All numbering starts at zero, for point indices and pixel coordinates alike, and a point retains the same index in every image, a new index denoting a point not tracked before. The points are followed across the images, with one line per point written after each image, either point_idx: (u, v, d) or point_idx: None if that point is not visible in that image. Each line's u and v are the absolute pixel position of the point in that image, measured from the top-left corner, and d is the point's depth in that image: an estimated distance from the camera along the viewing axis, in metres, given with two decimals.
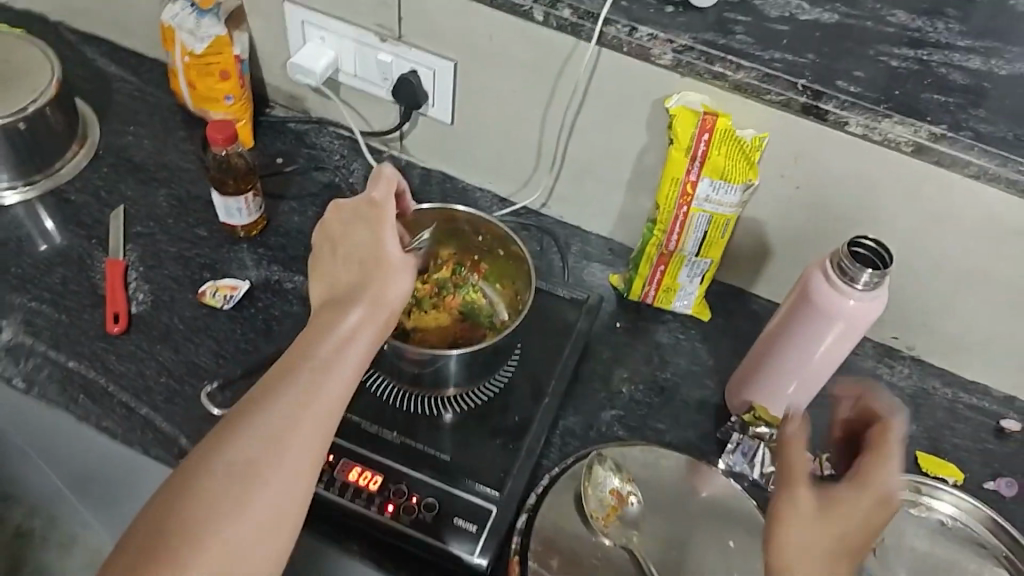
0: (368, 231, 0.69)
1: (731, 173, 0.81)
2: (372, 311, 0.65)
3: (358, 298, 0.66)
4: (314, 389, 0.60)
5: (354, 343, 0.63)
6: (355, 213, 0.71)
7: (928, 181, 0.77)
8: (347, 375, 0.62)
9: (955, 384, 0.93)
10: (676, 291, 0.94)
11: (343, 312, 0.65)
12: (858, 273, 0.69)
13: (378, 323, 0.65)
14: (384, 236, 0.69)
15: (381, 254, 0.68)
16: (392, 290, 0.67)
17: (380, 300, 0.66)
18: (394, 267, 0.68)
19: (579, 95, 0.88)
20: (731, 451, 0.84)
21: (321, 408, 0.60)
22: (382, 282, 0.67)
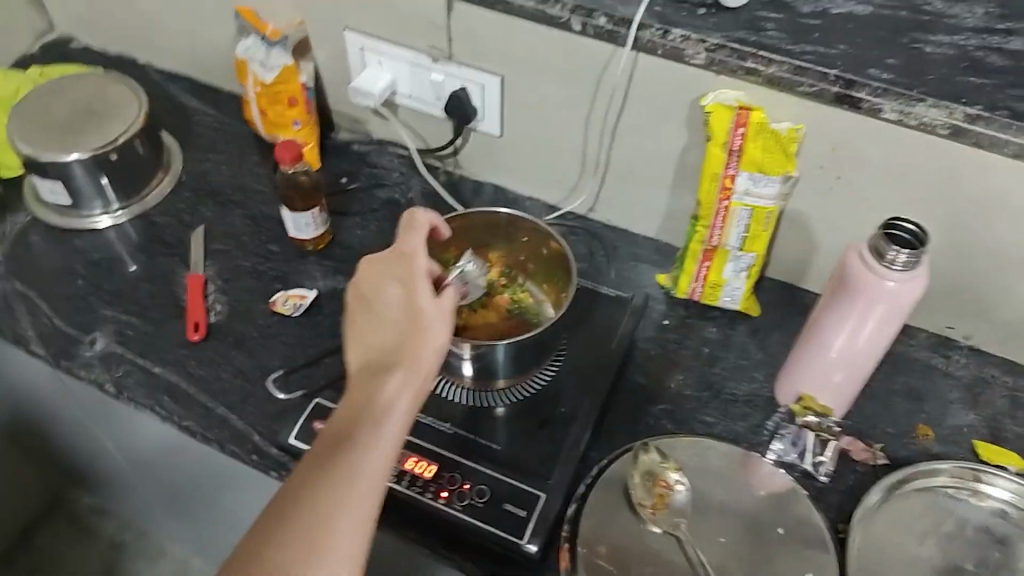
0: (400, 287, 0.73)
1: (768, 166, 0.83)
2: (411, 369, 0.68)
3: (398, 358, 0.68)
4: (360, 456, 0.61)
5: (397, 406, 0.65)
6: (386, 270, 0.75)
7: (969, 164, 0.77)
8: (393, 439, 0.63)
9: (1017, 373, 0.91)
10: (723, 287, 0.96)
11: (383, 374, 0.67)
12: (896, 253, 0.70)
13: (418, 378, 0.67)
14: (416, 292, 0.72)
15: (416, 309, 0.71)
16: (429, 345, 0.69)
17: (418, 357, 0.68)
18: (431, 319, 0.71)
19: (619, 99, 0.92)
20: (779, 440, 0.86)
21: (370, 474, 0.61)
22: (420, 339, 0.69)
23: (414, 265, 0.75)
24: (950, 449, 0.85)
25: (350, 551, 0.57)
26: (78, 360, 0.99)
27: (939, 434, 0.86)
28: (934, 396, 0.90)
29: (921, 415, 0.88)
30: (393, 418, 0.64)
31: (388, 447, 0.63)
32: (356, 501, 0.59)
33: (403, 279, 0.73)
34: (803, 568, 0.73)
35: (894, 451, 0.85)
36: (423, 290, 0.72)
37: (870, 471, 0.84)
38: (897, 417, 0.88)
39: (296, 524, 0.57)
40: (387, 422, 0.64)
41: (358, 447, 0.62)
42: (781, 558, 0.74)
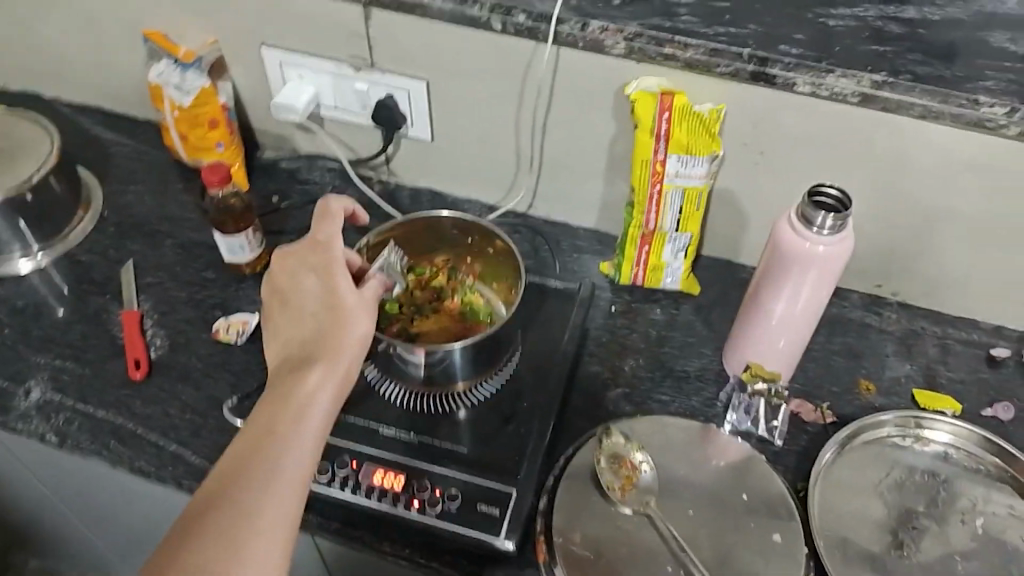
0: (319, 279, 0.72)
1: (695, 147, 0.85)
2: (332, 363, 0.67)
3: (317, 352, 0.68)
4: (279, 455, 0.61)
5: (318, 400, 0.65)
6: (302, 261, 0.74)
7: (881, 128, 0.81)
8: (314, 434, 0.64)
9: (943, 321, 0.96)
10: (664, 269, 0.98)
11: (303, 369, 0.67)
12: (823, 218, 0.73)
13: (341, 371, 0.67)
14: (333, 283, 0.71)
15: (335, 300, 0.71)
16: (350, 336, 0.69)
17: (339, 348, 0.68)
18: (351, 311, 0.70)
19: (544, 94, 0.93)
20: (735, 411, 0.88)
21: (290, 472, 0.61)
22: (339, 332, 0.69)
23: (330, 255, 0.73)
24: (890, 401, 0.90)
25: (271, 552, 0.57)
26: (13, 413, 0.94)
27: (880, 387, 0.91)
28: (871, 352, 0.94)
29: (860, 371, 0.92)
30: (314, 413, 0.64)
31: (309, 443, 0.63)
32: (275, 502, 0.59)
33: (320, 270, 0.73)
34: (770, 529, 0.76)
35: (839, 408, 0.89)
36: (342, 279, 0.71)
37: (820, 430, 0.87)
38: (838, 376, 0.92)
39: (213, 527, 0.57)
40: (308, 419, 0.64)
41: (276, 444, 0.62)
42: (749, 522, 0.77)
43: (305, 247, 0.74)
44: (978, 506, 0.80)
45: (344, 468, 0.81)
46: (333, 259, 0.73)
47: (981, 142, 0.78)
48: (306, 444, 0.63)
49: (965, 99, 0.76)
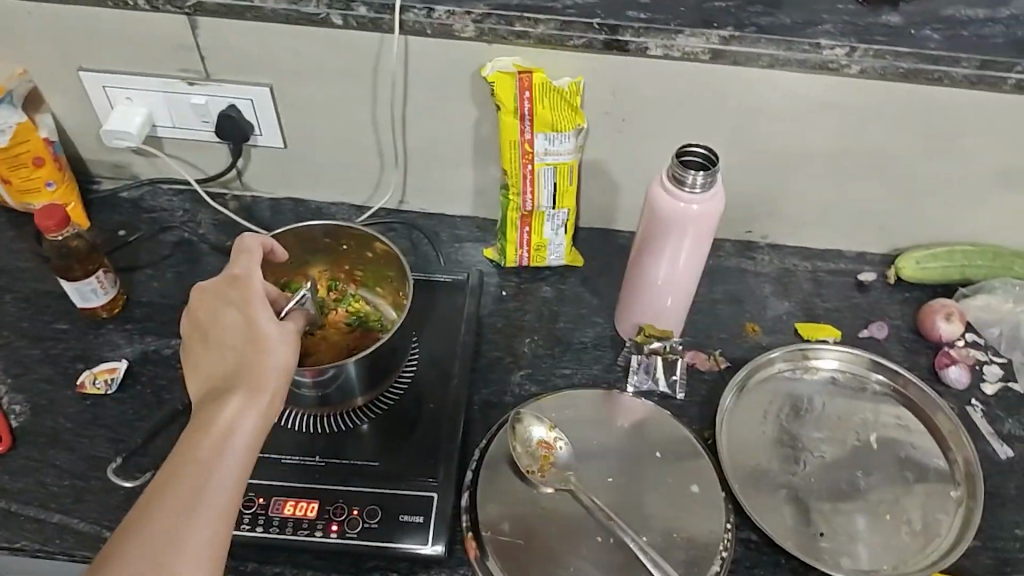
0: (236, 310, 0.66)
1: (559, 123, 0.85)
2: (252, 394, 0.62)
3: (236, 385, 0.63)
4: (198, 496, 0.56)
5: (239, 434, 0.60)
6: (220, 295, 0.68)
7: (734, 82, 0.84)
8: (236, 471, 0.59)
9: (811, 256, 1.02)
10: (547, 247, 0.98)
11: (220, 402, 0.62)
12: (693, 175, 0.75)
13: (262, 403, 0.62)
14: (251, 315, 0.66)
15: (254, 332, 0.65)
16: (272, 368, 0.64)
17: (258, 383, 0.63)
18: (272, 342, 0.65)
19: (399, 86, 0.90)
20: (637, 372, 0.89)
21: (208, 515, 0.56)
22: (260, 364, 0.64)
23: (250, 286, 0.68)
24: (775, 338, 0.94)
25: None
26: None
27: (764, 327, 0.95)
28: (751, 295, 0.98)
29: (744, 314, 0.96)
30: (233, 447, 0.59)
31: (230, 483, 0.58)
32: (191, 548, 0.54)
33: (240, 302, 0.67)
34: (687, 481, 0.78)
35: (730, 353, 0.92)
36: (261, 311, 0.66)
37: (717, 377, 0.90)
38: (725, 323, 0.96)
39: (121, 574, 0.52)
40: (227, 454, 0.59)
41: (194, 483, 0.57)
42: (666, 477, 0.79)
43: (224, 279, 0.68)
44: (872, 422, 0.85)
45: (251, 506, 0.76)
46: (255, 290, 0.67)
47: (825, 82, 0.83)
48: (227, 483, 0.58)
49: (807, 45, 0.79)
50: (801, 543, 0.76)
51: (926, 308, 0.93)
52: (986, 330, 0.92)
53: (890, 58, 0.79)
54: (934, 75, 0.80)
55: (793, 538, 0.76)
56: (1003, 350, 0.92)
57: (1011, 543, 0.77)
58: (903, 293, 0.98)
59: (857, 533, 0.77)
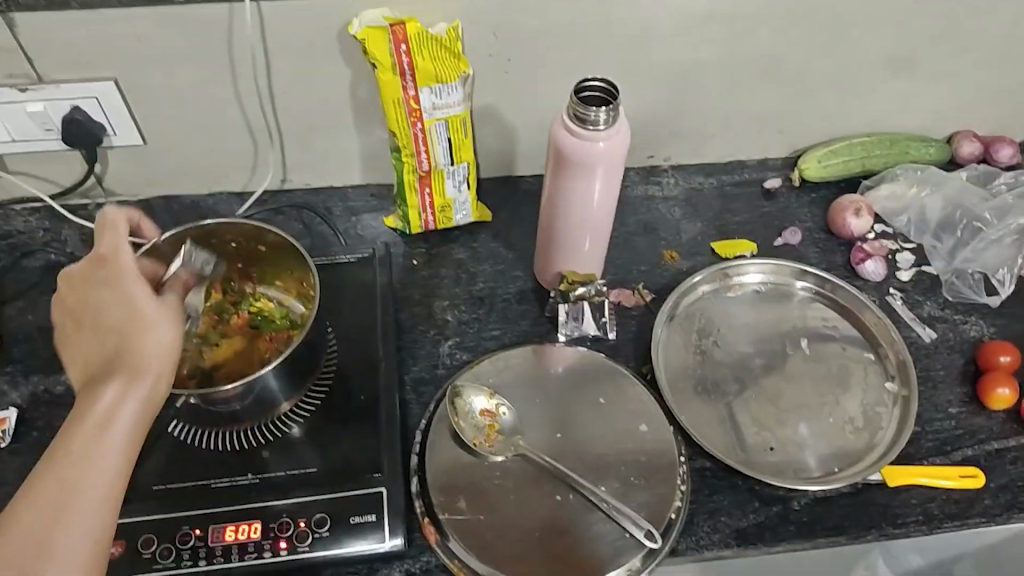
0: (108, 292, 0.59)
1: (443, 74, 0.80)
2: (130, 379, 0.56)
3: (113, 369, 0.56)
4: (67, 493, 0.51)
5: (116, 421, 0.54)
6: (88, 278, 0.60)
7: (618, 6, 0.80)
8: (115, 460, 0.53)
9: (715, 172, 1.01)
10: (452, 206, 0.92)
11: (94, 388, 0.55)
12: (596, 112, 0.71)
13: (142, 386, 0.56)
14: (124, 294, 0.59)
15: (129, 311, 0.58)
16: (150, 347, 0.57)
17: (136, 364, 0.56)
18: (148, 321, 0.58)
19: (261, 57, 0.82)
20: (565, 322, 0.86)
21: (80, 511, 0.51)
22: (136, 343, 0.57)
23: (119, 264, 0.60)
24: (694, 261, 0.93)
25: None
26: None
27: (682, 252, 0.94)
28: (664, 222, 0.96)
29: (660, 243, 0.95)
30: (111, 436, 0.54)
31: (108, 474, 0.53)
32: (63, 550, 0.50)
33: (108, 281, 0.60)
34: (636, 422, 0.77)
35: (653, 284, 0.91)
36: (136, 289, 0.59)
37: (644, 310, 0.89)
38: (643, 254, 0.94)
39: None
40: (102, 445, 0.53)
41: (66, 477, 0.51)
42: (614, 421, 0.77)
43: (91, 259, 0.60)
44: (800, 329, 0.86)
45: (188, 540, 0.69)
46: (125, 266, 0.60)
47: None
48: (102, 476, 0.53)
49: None
50: (755, 461, 0.76)
51: (836, 206, 0.93)
52: (893, 219, 0.94)
53: None
54: None
55: (745, 458, 0.76)
56: (912, 235, 0.94)
57: (946, 422, 0.80)
58: (809, 194, 0.98)
59: (806, 442, 0.77)
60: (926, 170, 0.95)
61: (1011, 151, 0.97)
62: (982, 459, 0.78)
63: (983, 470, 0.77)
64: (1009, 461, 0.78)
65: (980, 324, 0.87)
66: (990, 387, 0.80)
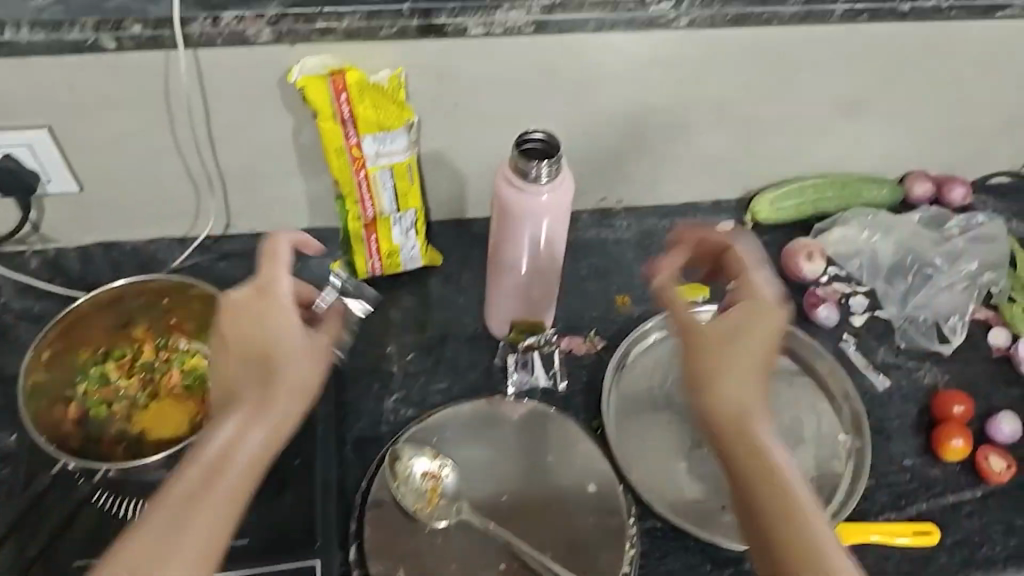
0: (262, 319, 0.59)
1: (386, 121, 0.77)
2: (262, 412, 0.56)
3: (250, 400, 0.56)
4: (194, 512, 0.50)
5: (242, 451, 0.53)
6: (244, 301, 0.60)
7: (563, 53, 0.79)
8: (240, 489, 0.52)
9: (668, 214, 0.99)
10: (399, 252, 0.89)
11: (234, 414, 0.55)
12: (538, 167, 0.69)
13: (267, 426, 0.55)
14: (275, 326, 0.59)
15: (277, 344, 0.58)
16: (286, 386, 0.57)
17: (275, 400, 0.56)
18: (292, 359, 0.58)
19: (199, 105, 0.79)
20: (515, 371, 0.85)
21: (204, 534, 0.49)
22: (277, 381, 0.57)
23: (275, 295, 0.60)
24: (646, 307, 0.91)
25: None
26: None
27: (635, 297, 0.92)
28: (616, 266, 0.95)
29: (612, 288, 0.93)
30: (241, 464, 0.53)
31: (233, 502, 0.51)
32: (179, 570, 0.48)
33: (260, 310, 0.60)
34: (584, 481, 0.75)
35: (605, 331, 0.89)
36: (288, 324, 0.59)
37: (596, 359, 0.87)
38: (595, 299, 0.92)
39: None
40: (229, 473, 0.52)
41: (195, 496, 0.50)
42: (564, 481, 0.75)
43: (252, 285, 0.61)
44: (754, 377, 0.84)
45: None
46: (277, 300, 0.60)
47: (656, 41, 0.79)
48: (227, 503, 0.51)
49: (632, 3, 0.75)
50: (706, 518, 0.75)
51: (788, 250, 0.92)
52: (846, 263, 0.93)
53: (718, 6, 0.76)
54: (764, 17, 0.78)
55: (694, 516, 0.75)
56: (865, 278, 0.93)
57: (901, 476, 0.80)
58: (762, 237, 0.97)
59: None
60: (877, 215, 0.94)
61: (962, 191, 0.97)
62: (939, 514, 0.78)
63: (939, 527, 0.77)
64: (963, 516, 0.78)
65: (933, 372, 0.87)
66: (944, 439, 0.80)
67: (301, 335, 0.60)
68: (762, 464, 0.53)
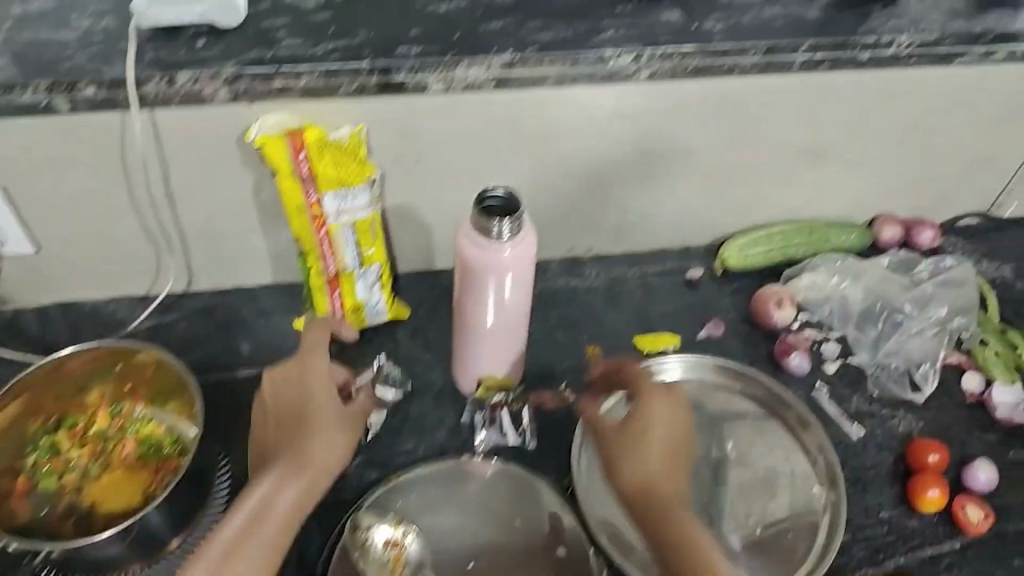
0: (298, 391, 0.71)
1: (346, 178, 0.76)
2: (299, 469, 0.66)
3: (289, 458, 0.66)
4: (241, 543, 0.61)
5: (280, 497, 0.64)
6: (286, 378, 0.71)
7: (526, 107, 0.78)
8: (278, 527, 0.63)
9: (637, 262, 0.98)
10: (364, 307, 0.87)
11: (273, 470, 0.66)
12: (499, 226, 0.68)
13: (302, 480, 0.65)
14: (311, 396, 0.70)
15: (311, 411, 0.69)
16: (320, 447, 0.68)
17: (309, 457, 0.67)
18: (322, 425, 0.69)
19: (156, 166, 0.78)
20: (483, 429, 0.84)
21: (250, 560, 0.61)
22: (310, 443, 0.68)
23: (310, 372, 0.71)
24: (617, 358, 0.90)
25: None
26: None
27: (605, 348, 0.91)
28: (587, 316, 0.94)
29: (583, 338, 0.92)
30: (279, 507, 0.64)
31: (271, 537, 0.63)
32: None
33: (298, 383, 0.71)
34: (550, 545, 0.75)
35: (576, 384, 0.88)
36: (321, 396, 0.70)
37: (566, 413, 0.85)
38: (565, 350, 0.91)
39: None
40: (270, 513, 0.63)
41: (243, 531, 0.62)
42: (531, 546, 0.75)
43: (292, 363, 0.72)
44: (725, 430, 0.83)
45: None
46: (312, 376, 0.71)
47: (618, 94, 0.79)
48: (267, 537, 0.63)
49: (594, 56, 0.75)
50: None
51: (759, 296, 0.91)
52: (817, 309, 0.93)
53: (677, 57, 0.76)
54: (725, 68, 0.78)
55: None
56: (836, 324, 0.92)
57: (878, 528, 0.79)
58: (733, 284, 0.96)
59: (732, 555, 0.75)
60: (846, 260, 0.94)
61: (931, 234, 0.97)
62: (917, 567, 0.77)
63: None
64: (942, 569, 0.77)
65: (907, 419, 0.86)
66: (920, 489, 0.79)
67: (332, 406, 0.70)
68: (662, 505, 0.69)
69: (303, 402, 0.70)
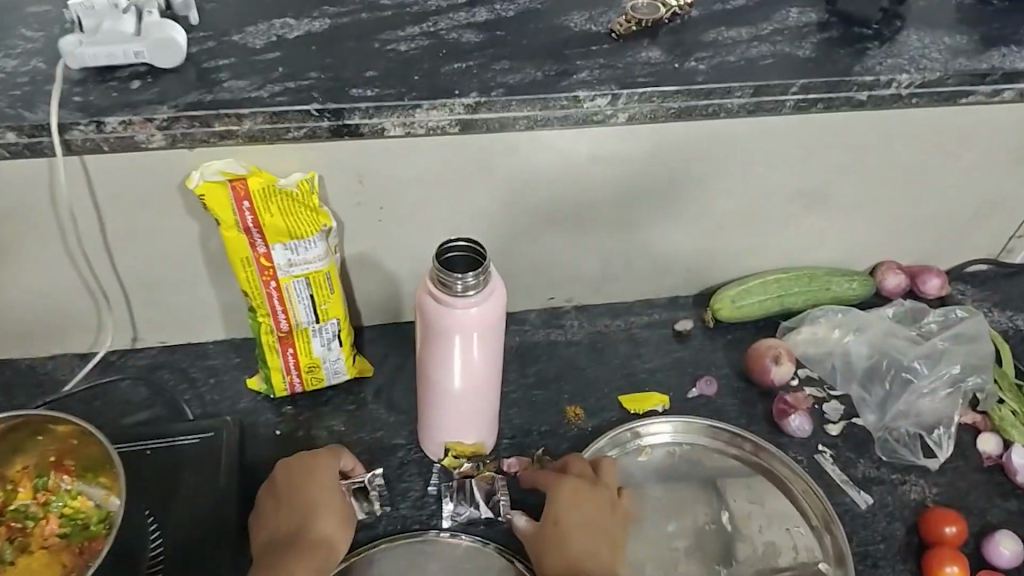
0: (315, 484, 0.69)
1: (297, 229, 0.69)
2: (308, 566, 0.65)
3: (300, 553, 0.65)
4: None
5: None
6: (303, 468, 0.70)
7: (493, 152, 0.73)
8: None
9: (621, 313, 0.91)
10: (322, 366, 0.80)
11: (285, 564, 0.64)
12: (462, 280, 0.62)
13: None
14: (327, 492, 0.69)
15: (325, 505, 0.68)
16: (329, 545, 0.67)
17: (320, 554, 0.66)
18: (333, 523, 0.68)
19: (90, 215, 0.72)
20: (451, 499, 0.75)
21: None
22: (322, 539, 0.67)
23: (327, 468, 0.70)
24: (601, 420, 0.82)
25: None
26: None
27: (587, 408, 0.83)
28: (567, 372, 0.86)
29: (563, 397, 0.84)
30: None
31: None
32: None
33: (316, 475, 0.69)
34: None
35: (554, 449, 0.80)
36: (336, 494, 0.69)
37: None
38: (543, 411, 0.83)
39: None
40: None
41: None
42: None
43: (312, 454, 0.70)
44: (718, 499, 0.75)
45: None
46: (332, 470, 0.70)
47: (593, 136, 0.73)
48: None
49: (565, 99, 0.70)
50: None
51: (754, 350, 0.84)
52: (817, 365, 0.86)
53: (657, 100, 0.71)
54: (709, 110, 0.72)
55: None
56: (838, 383, 0.85)
57: None
58: (725, 335, 0.89)
59: None
60: (847, 312, 0.87)
61: (937, 283, 0.91)
62: None
63: None
64: None
65: (920, 485, 0.79)
66: (937, 566, 0.70)
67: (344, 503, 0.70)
68: None
69: (316, 494, 0.68)
